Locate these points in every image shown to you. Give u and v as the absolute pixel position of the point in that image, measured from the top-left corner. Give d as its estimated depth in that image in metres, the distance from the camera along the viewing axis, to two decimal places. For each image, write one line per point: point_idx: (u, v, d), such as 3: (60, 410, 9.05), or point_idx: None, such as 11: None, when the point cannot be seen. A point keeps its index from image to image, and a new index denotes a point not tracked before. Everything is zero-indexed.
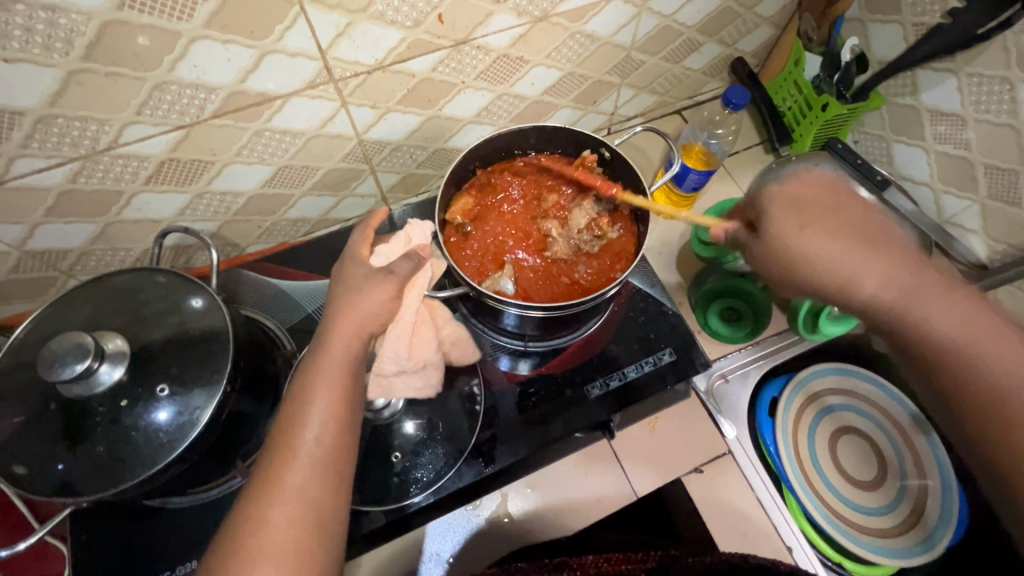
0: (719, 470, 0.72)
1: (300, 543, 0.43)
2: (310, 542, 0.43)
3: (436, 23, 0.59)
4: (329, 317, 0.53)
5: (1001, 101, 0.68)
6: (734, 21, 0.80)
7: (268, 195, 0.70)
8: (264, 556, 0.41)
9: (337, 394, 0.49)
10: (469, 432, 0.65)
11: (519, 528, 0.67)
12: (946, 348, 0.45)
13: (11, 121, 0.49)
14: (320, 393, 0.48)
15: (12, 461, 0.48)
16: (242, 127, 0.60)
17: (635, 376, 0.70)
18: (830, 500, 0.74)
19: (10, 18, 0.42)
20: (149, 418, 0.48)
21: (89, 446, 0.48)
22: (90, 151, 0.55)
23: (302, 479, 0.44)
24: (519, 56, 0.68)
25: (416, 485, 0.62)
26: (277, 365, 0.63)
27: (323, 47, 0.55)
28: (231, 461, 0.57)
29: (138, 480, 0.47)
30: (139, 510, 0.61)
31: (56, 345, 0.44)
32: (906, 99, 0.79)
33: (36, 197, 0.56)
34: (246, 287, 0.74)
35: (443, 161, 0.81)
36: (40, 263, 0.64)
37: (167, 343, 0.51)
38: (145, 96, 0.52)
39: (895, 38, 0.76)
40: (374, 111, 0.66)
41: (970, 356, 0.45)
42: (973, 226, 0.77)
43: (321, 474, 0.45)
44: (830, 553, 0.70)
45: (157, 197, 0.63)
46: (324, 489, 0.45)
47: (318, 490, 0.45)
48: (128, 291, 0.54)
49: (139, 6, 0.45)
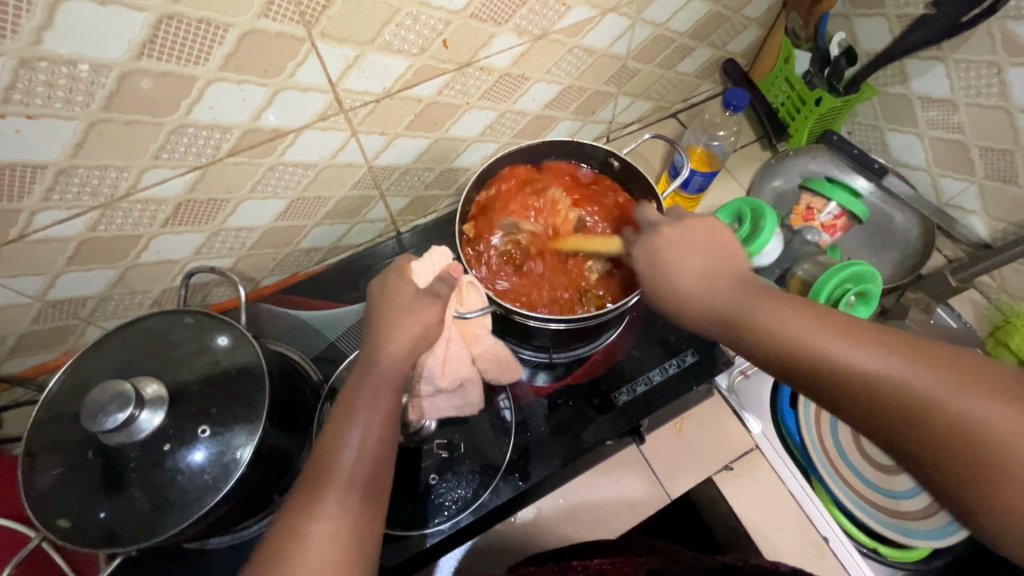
0: (750, 466, 0.72)
1: (340, 564, 0.43)
2: (349, 562, 0.44)
3: (440, 48, 0.60)
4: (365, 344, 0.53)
5: (990, 84, 0.70)
6: (723, 25, 0.82)
7: (281, 227, 0.71)
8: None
9: (378, 420, 0.49)
10: (503, 448, 0.66)
11: (555, 538, 0.68)
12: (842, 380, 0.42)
13: (33, 175, 0.49)
14: (358, 412, 0.49)
15: (55, 515, 0.48)
16: (256, 164, 0.60)
17: (660, 379, 0.71)
18: (864, 491, 0.74)
19: (33, 75, 0.43)
20: (191, 460, 0.48)
21: (133, 493, 0.48)
22: (109, 199, 0.55)
23: (342, 499, 0.45)
24: (520, 74, 0.70)
25: (456, 505, 0.63)
26: (306, 396, 0.64)
27: (334, 80, 0.56)
28: (269, 496, 0.57)
29: (183, 525, 0.47)
30: (179, 553, 0.61)
31: (96, 395, 0.45)
32: (896, 88, 0.81)
33: (58, 247, 0.57)
34: (265, 321, 0.75)
35: (450, 181, 0.82)
36: (60, 313, 0.64)
37: (202, 383, 0.51)
38: (162, 141, 0.53)
39: (881, 30, 0.79)
40: (383, 137, 0.67)
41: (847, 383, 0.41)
42: (972, 206, 0.79)
43: (361, 494, 0.46)
44: (864, 540, 0.72)
45: (174, 238, 0.63)
46: (363, 510, 0.46)
47: (357, 512, 0.45)
48: (158, 334, 0.54)
49: (157, 55, 0.46)
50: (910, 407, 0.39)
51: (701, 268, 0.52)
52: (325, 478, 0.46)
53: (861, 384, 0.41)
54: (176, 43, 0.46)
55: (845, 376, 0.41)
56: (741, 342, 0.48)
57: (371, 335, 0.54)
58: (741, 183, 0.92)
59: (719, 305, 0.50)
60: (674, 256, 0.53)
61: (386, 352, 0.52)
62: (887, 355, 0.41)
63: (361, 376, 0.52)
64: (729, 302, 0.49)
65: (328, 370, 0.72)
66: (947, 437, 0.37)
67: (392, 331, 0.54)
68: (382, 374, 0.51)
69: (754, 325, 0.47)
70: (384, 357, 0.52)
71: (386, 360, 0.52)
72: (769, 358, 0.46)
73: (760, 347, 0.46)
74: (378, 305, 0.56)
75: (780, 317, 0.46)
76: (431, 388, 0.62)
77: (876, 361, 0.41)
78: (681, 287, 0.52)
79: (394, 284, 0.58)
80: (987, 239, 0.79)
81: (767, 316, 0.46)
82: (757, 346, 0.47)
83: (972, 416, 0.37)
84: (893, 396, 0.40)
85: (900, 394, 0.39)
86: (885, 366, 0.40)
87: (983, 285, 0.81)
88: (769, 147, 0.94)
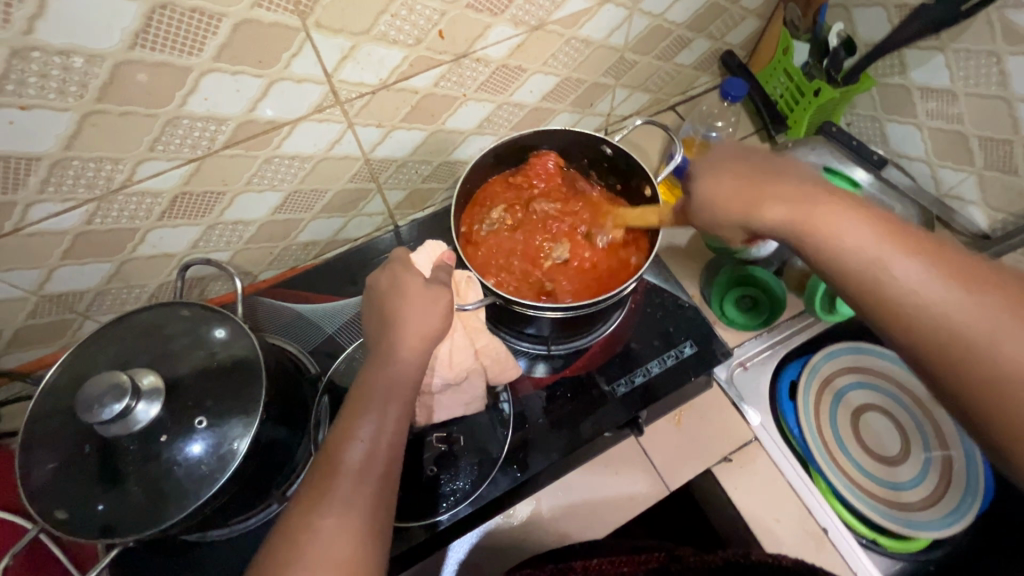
0: (748, 457, 0.72)
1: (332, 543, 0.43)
2: (363, 557, 0.43)
3: (437, 39, 0.59)
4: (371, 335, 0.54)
5: (989, 74, 0.69)
6: (721, 16, 0.82)
7: (279, 221, 0.71)
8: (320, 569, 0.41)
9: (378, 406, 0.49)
10: (501, 440, 0.66)
11: (555, 532, 0.67)
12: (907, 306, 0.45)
13: (27, 167, 0.49)
14: (367, 407, 0.49)
15: (52, 507, 0.48)
16: (252, 156, 0.60)
17: (658, 371, 0.70)
18: (860, 480, 0.75)
19: (26, 65, 0.42)
20: (188, 452, 0.48)
21: (129, 485, 0.48)
22: (105, 191, 0.55)
23: (353, 492, 0.45)
24: (517, 66, 0.69)
25: (454, 497, 0.63)
26: (304, 389, 0.64)
27: (329, 71, 0.56)
28: (267, 488, 0.57)
29: (181, 516, 0.47)
30: (178, 546, 0.61)
31: (93, 386, 0.45)
32: (895, 79, 0.81)
33: (54, 240, 0.56)
34: (263, 314, 0.74)
35: (448, 174, 0.81)
36: (57, 307, 0.64)
37: (198, 375, 0.51)
38: (157, 132, 0.52)
39: (879, 20, 0.78)
40: (379, 129, 0.66)
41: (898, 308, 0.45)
42: (972, 197, 0.78)
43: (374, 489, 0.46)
44: (865, 532, 0.71)
45: (171, 231, 0.63)
46: (374, 504, 0.46)
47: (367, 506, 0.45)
48: (154, 326, 0.54)
49: (151, 45, 0.45)
50: (940, 320, 0.43)
51: (764, 193, 0.53)
52: (336, 472, 0.46)
53: (892, 290, 0.45)
54: (169, 33, 0.45)
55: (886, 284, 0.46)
56: (805, 253, 0.51)
57: (382, 331, 0.54)
58: None
59: (782, 224, 0.52)
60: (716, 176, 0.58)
61: (400, 349, 0.52)
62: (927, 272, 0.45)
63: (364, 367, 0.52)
64: (780, 213, 0.52)
65: (326, 363, 0.72)
66: (962, 344, 0.42)
67: (405, 328, 0.53)
68: (397, 371, 0.51)
69: (829, 245, 0.49)
70: (399, 354, 0.52)
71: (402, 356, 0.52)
72: (830, 264, 0.49)
73: (820, 252, 0.50)
74: (385, 300, 0.56)
75: (845, 227, 0.49)
76: (431, 381, 0.62)
77: (920, 275, 0.45)
78: (730, 199, 0.56)
79: (392, 276, 0.58)
80: (987, 230, 0.78)
81: (835, 223, 0.49)
82: (812, 252, 0.50)
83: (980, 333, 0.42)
84: (938, 324, 0.43)
85: (937, 319, 0.43)
86: (932, 295, 0.44)
87: None
88: (768, 139, 0.93)
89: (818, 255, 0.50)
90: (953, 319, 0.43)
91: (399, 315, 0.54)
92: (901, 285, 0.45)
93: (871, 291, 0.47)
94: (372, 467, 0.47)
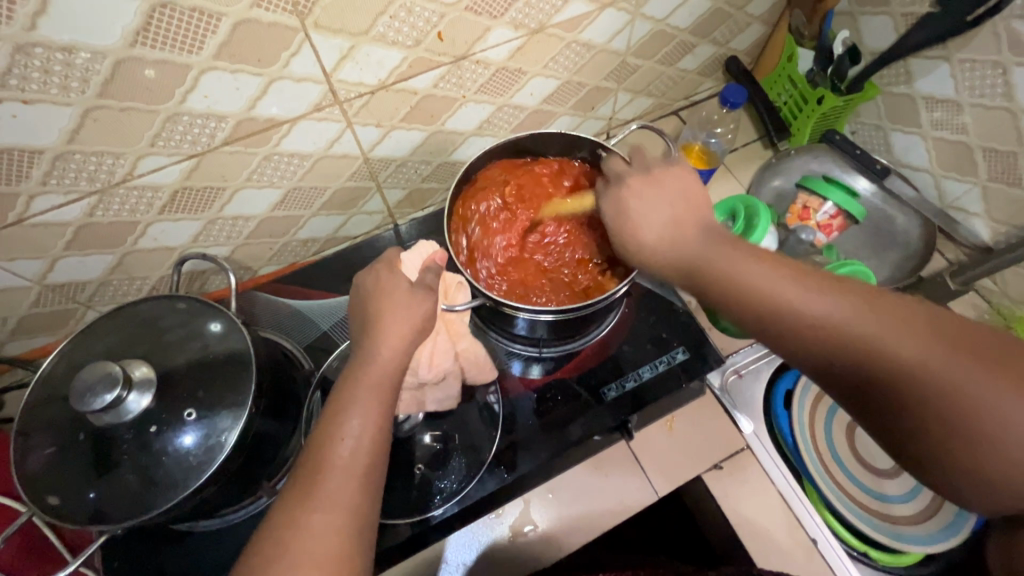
0: (739, 465, 0.72)
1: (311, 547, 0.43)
2: (348, 552, 0.44)
3: (436, 41, 0.60)
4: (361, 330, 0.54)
5: (995, 85, 0.68)
6: (726, 21, 0.82)
7: (278, 217, 0.72)
8: (307, 566, 0.42)
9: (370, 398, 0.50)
10: (489, 441, 0.66)
11: (542, 535, 0.67)
12: (822, 324, 0.44)
13: (30, 160, 0.50)
14: (350, 404, 0.49)
15: (45, 492, 0.49)
16: (251, 153, 0.61)
17: (650, 376, 0.70)
18: (850, 490, 0.74)
19: (29, 60, 0.43)
20: (177, 443, 0.49)
21: (120, 473, 0.49)
22: (106, 184, 0.56)
23: (336, 487, 0.46)
24: (517, 68, 0.70)
25: (440, 495, 0.63)
26: (296, 383, 0.64)
27: (328, 71, 0.57)
28: (256, 480, 0.58)
29: (168, 505, 0.48)
30: (169, 535, 0.62)
31: (85, 376, 0.45)
32: (900, 88, 0.80)
33: (57, 232, 0.58)
34: (261, 309, 0.75)
35: (447, 175, 0.82)
36: (59, 297, 0.66)
37: (191, 368, 0.52)
38: (158, 128, 0.53)
39: (886, 28, 0.78)
40: (379, 129, 0.67)
41: (827, 325, 0.44)
42: (976, 209, 0.77)
43: (358, 485, 0.46)
44: (854, 543, 0.70)
45: (172, 225, 0.64)
46: (363, 505, 0.46)
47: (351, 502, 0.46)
48: (150, 319, 0.55)
49: (151, 43, 0.46)
50: (871, 345, 0.42)
51: (666, 217, 0.55)
52: (320, 468, 0.46)
53: (793, 310, 0.45)
54: (170, 31, 0.46)
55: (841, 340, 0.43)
56: (709, 295, 0.51)
57: (366, 328, 0.54)
58: (741, 182, 0.91)
59: (681, 251, 0.53)
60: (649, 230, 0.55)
61: (382, 347, 0.53)
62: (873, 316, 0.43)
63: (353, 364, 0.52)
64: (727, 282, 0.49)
65: (321, 359, 0.73)
66: (925, 392, 0.40)
67: (387, 327, 0.54)
68: (380, 367, 0.52)
69: (731, 280, 0.49)
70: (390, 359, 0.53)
71: (382, 353, 0.52)
72: (773, 332, 0.46)
73: (760, 319, 0.47)
74: (371, 299, 0.56)
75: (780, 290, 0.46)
76: (422, 380, 0.63)
77: (811, 294, 0.45)
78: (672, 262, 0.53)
79: (383, 274, 0.58)
80: (990, 243, 0.77)
81: (770, 285, 0.47)
82: (716, 290, 0.50)
83: (950, 371, 0.40)
84: (846, 342, 0.43)
85: (863, 340, 0.42)
86: (841, 313, 0.44)
87: (985, 289, 0.80)
88: (770, 145, 0.93)
89: (725, 294, 0.49)
90: (910, 361, 0.41)
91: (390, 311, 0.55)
92: (848, 329, 0.43)
93: (830, 350, 0.44)
94: (355, 462, 0.47)
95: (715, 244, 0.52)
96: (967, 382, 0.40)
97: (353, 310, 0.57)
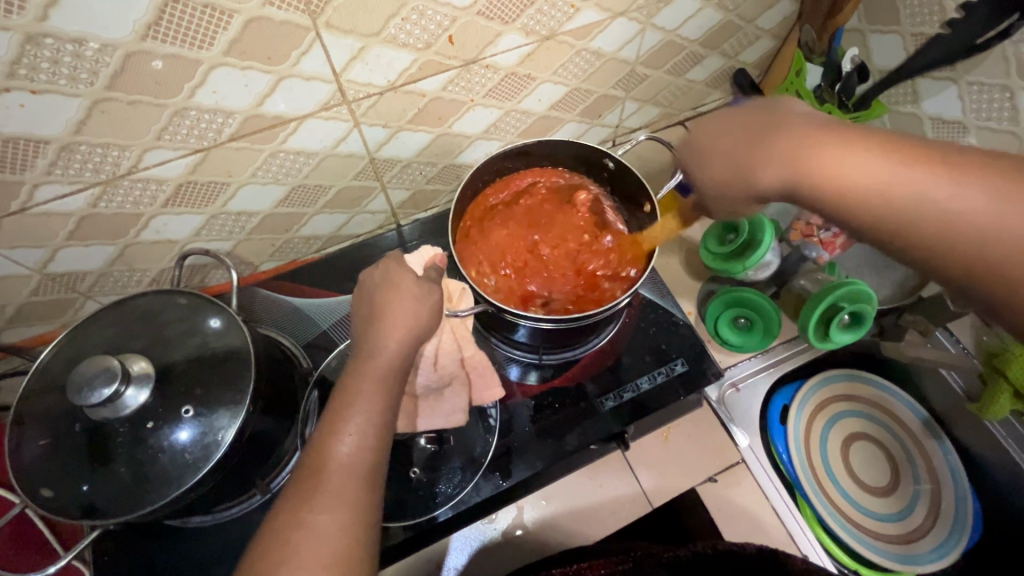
0: (734, 479, 0.72)
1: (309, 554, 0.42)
2: (346, 554, 0.43)
3: (446, 44, 0.60)
4: (367, 333, 0.54)
5: (1002, 109, 0.68)
6: (735, 34, 0.82)
7: (281, 214, 0.72)
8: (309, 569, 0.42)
9: (379, 402, 0.50)
10: (485, 448, 0.66)
11: (537, 542, 0.67)
12: (923, 223, 0.41)
13: (35, 149, 0.50)
14: (357, 408, 0.49)
15: (39, 485, 0.48)
16: (258, 150, 0.61)
17: (648, 387, 0.70)
18: (844, 507, 0.74)
19: (39, 51, 0.43)
20: (173, 438, 0.49)
21: (114, 468, 0.48)
22: (111, 176, 0.56)
23: (338, 486, 0.46)
24: (526, 74, 0.70)
25: (439, 498, 0.63)
26: (295, 382, 0.64)
27: (337, 70, 0.57)
28: (251, 478, 0.58)
29: (164, 502, 0.48)
30: (162, 530, 0.62)
31: (83, 369, 0.45)
32: (907, 107, 0.80)
33: (59, 221, 0.57)
34: (261, 305, 0.75)
35: (452, 177, 0.82)
36: (59, 286, 0.65)
37: (189, 364, 0.52)
38: (165, 122, 0.53)
39: (895, 47, 0.78)
40: (386, 130, 0.67)
41: (933, 228, 0.41)
42: None
43: (360, 486, 0.46)
44: (846, 561, 0.70)
45: (175, 219, 0.64)
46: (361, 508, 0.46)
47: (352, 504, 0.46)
48: (150, 313, 0.55)
49: (162, 37, 0.46)
50: (955, 233, 0.40)
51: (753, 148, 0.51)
52: (319, 468, 0.46)
53: (895, 203, 0.42)
54: (181, 26, 0.46)
55: (889, 207, 0.42)
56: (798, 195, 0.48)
57: (372, 325, 0.54)
58: None
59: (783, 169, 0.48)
60: (711, 138, 0.55)
61: (389, 350, 0.53)
62: (926, 175, 0.41)
63: (356, 367, 0.52)
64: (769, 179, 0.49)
65: (319, 358, 0.73)
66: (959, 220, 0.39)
67: (392, 324, 0.54)
68: (387, 371, 0.52)
69: (821, 179, 0.45)
70: (393, 363, 0.53)
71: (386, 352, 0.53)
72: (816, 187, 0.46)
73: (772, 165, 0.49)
74: (375, 294, 0.56)
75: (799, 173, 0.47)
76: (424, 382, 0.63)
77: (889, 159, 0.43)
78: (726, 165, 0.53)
79: (386, 273, 0.58)
80: None
81: (836, 160, 0.45)
82: (802, 184, 0.47)
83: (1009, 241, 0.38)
84: (941, 232, 0.40)
85: (936, 224, 0.40)
86: (944, 190, 0.40)
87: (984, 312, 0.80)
88: None
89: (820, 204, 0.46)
90: (934, 201, 0.40)
91: (396, 317, 0.54)
92: (913, 199, 0.41)
93: (933, 244, 0.41)
94: (355, 464, 0.47)
95: (808, 147, 0.47)
96: (977, 206, 0.39)
97: (357, 314, 0.57)
